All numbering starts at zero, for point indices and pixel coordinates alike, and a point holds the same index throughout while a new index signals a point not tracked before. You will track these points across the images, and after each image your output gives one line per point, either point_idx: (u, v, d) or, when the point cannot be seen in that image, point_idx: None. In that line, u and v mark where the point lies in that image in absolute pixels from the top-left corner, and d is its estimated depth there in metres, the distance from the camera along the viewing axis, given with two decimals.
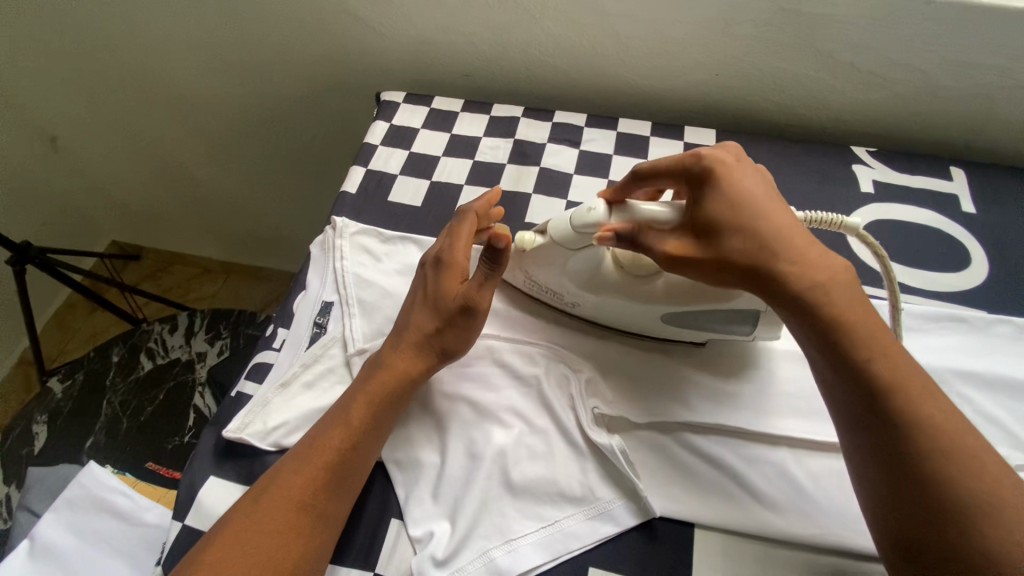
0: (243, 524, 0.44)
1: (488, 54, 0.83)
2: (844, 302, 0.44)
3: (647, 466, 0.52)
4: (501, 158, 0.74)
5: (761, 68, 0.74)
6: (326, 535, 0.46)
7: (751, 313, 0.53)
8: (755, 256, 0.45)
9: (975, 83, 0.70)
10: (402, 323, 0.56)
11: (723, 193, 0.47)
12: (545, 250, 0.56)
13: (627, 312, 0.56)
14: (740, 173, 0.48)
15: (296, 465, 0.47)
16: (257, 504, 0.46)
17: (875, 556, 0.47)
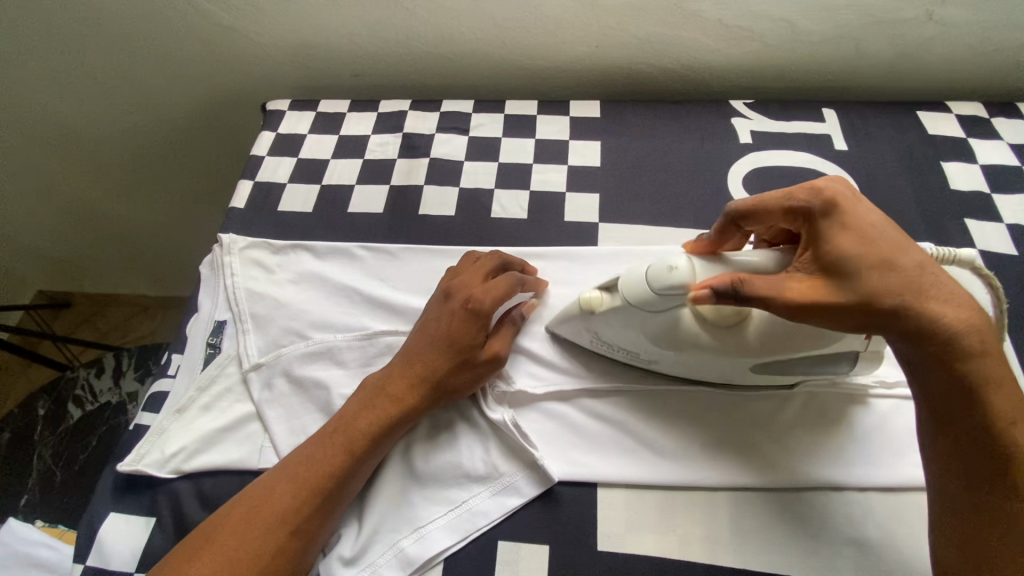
0: (217, 543, 0.43)
1: (369, 51, 0.82)
2: (987, 360, 0.39)
3: (546, 436, 0.53)
4: (391, 154, 0.74)
5: (634, 36, 0.76)
6: (304, 556, 0.45)
7: (848, 354, 0.50)
8: (899, 296, 0.40)
9: (836, 25, 0.72)
10: (411, 351, 0.53)
11: (858, 229, 0.42)
12: (625, 313, 0.50)
13: (709, 366, 0.51)
14: (866, 209, 0.43)
15: (284, 479, 0.46)
16: (232, 523, 0.44)
17: (765, 485, 0.50)
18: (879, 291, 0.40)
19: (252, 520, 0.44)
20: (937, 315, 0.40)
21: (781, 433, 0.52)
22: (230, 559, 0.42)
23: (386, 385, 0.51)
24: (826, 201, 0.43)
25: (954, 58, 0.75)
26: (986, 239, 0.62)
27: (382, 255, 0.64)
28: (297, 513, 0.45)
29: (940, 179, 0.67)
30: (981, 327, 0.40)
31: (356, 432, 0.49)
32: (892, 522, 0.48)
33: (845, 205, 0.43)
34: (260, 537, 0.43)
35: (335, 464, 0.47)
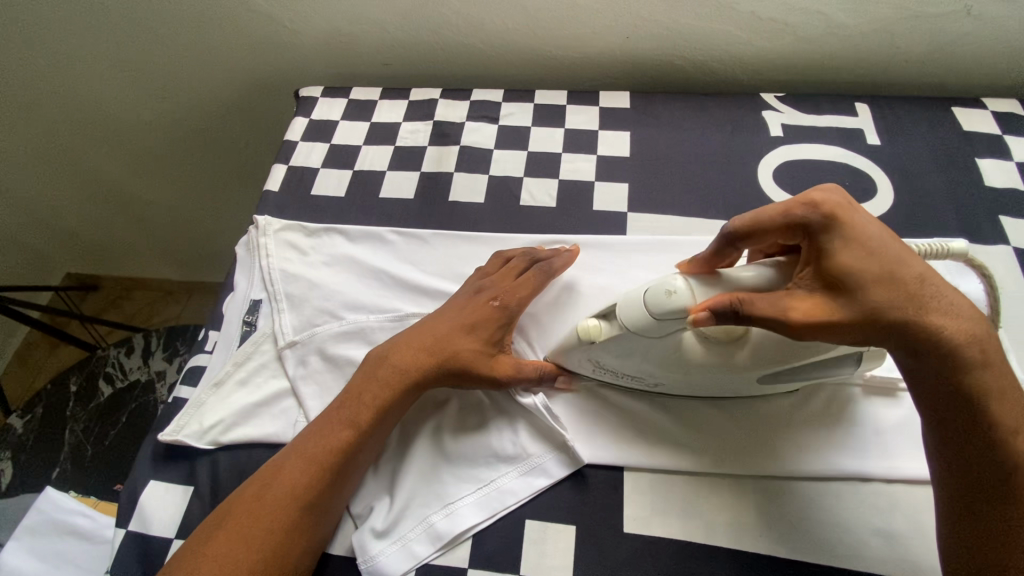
0: (239, 509, 0.45)
1: (401, 40, 0.84)
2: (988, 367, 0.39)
3: (574, 420, 0.54)
4: (421, 141, 0.75)
5: (666, 27, 0.76)
6: (318, 529, 0.47)
7: (850, 355, 0.49)
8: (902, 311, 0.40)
9: (872, 19, 0.72)
10: (432, 334, 0.54)
11: (859, 244, 0.41)
12: (626, 343, 0.49)
13: (717, 382, 0.51)
14: (863, 220, 0.43)
15: (298, 452, 0.48)
16: (253, 492, 0.46)
17: (795, 475, 0.50)
18: (883, 306, 0.40)
19: (269, 490, 0.46)
20: (936, 324, 0.39)
21: (807, 426, 0.52)
22: (246, 528, 0.44)
23: (401, 361, 0.52)
24: (827, 215, 0.42)
25: (991, 55, 0.74)
26: (1021, 237, 0.61)
27: (413, 239, 0.65)
28: (308, 487, 0.46)
29: (974, 175, 0.67)
30: (982, 338, 0.39)
31: (371, 407, 0.49)
32: (920, 516, 0.48)
33: (845, 218, 0.42)
34: (276, 508, 0.45)
35: (348, 438, 0.48)
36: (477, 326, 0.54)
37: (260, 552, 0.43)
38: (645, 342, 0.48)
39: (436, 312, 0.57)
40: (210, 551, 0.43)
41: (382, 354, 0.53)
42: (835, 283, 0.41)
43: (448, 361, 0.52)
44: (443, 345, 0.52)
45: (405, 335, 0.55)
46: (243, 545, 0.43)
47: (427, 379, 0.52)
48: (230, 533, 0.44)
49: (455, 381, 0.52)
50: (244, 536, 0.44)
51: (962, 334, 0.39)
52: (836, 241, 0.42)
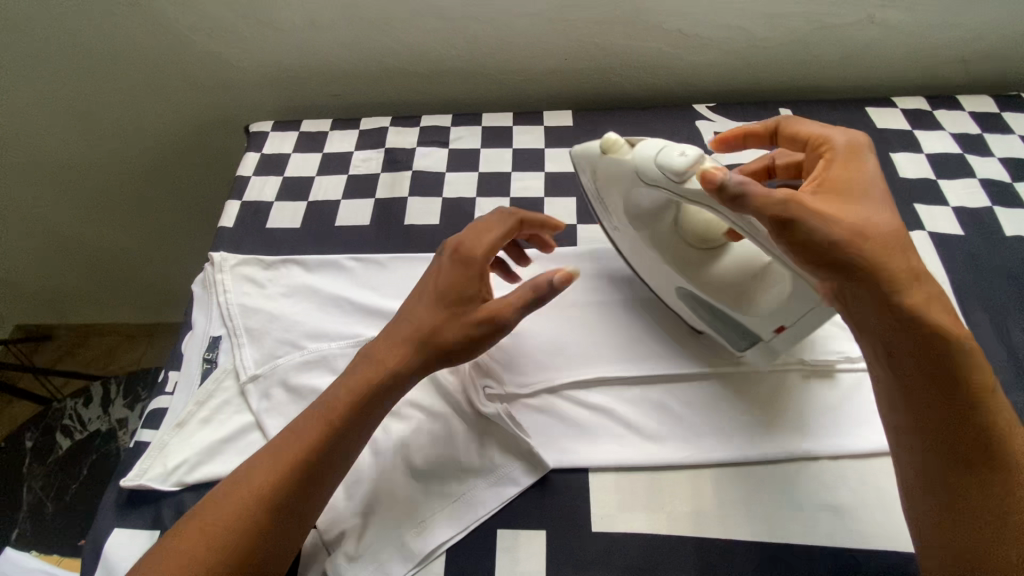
0: (203, 517, 0.44)
1: (349, 72, 0.86)
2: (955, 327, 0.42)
3: (537, 428, 0.55)
4: (374, 168, 0.76)
5: (601, 47, 0.80)
6: (289, 537, 0.45)
7: (752, 337, 0.54)
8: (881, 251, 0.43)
9: (787, 31, 0.78)
10: (409, 319, 0.51)
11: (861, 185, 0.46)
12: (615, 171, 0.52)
13: (647, 257, 0.58)
14: (870, 174, 0.48)
15: (272, 455, 0.46)
16: (222, 495, 0.45)
17: (750, 461, 0.53)
18: (866, 239, 0.43)
19: (236, 492, 0.45)
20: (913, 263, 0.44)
21: (757, 414, 0.55)
22: (212, 535, 0.43)
23: (384, 351, 0.50)
24: (847, 150, 0.49)
25: (896, 58, 0.81)
26: (934, 223, 0.67)
27: (371, 264, 0.67)
28: (278, 492, 0.45)
29: (891, 168, 0.72)
30: (939, 302, 0.44)
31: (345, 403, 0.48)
32: (864, 488, 0.51)
33: (852, 166, 0.48)
34: (242, 512, 0.44)
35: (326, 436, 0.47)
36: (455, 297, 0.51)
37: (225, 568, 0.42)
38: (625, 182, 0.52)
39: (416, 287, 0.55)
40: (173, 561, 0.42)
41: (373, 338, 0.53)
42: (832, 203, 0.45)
43: (429, 345, 0.50)
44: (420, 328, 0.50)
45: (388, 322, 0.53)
46: (202, 552, 0.42)
47: (410, 368, 0.50)
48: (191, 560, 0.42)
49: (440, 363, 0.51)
50: (207, 543, 0.42)
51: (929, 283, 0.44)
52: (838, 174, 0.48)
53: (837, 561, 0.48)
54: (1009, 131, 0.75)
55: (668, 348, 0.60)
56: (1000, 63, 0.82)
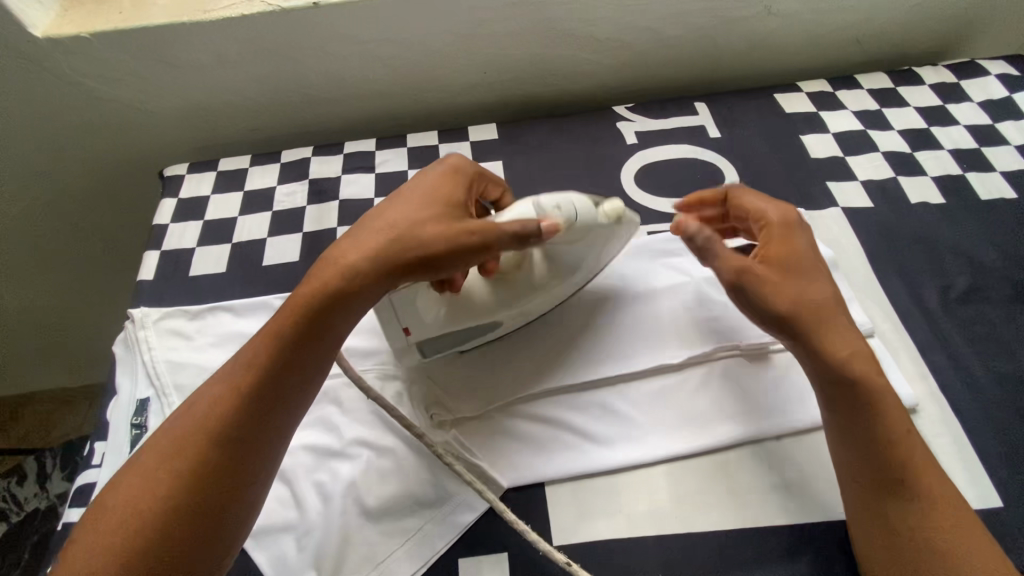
0: (147, 461, 0.44)
1: (265, 105, 0.83)
2: (884, 385, 0.47)
3: (489, 448, 0.55)
4: (299, 202, 0.74)
5: (517, 57, 0.81)
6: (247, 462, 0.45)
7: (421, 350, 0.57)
8: (818, 315, 0.49)
9: (692, 28, 0.80)
10: (381, 224, 0.51)
11: (790, 251, 0.52)
12: (594, 230, 0.55)
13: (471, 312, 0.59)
14: (800, 242, 0.53)
15: (212, 387, 0.47)
16: (162, 436, 0.45)
17: (698, 452, 0.54)
18: (804, 304, 0.49)
19: (176, 429, 0.45)
20: (830, 335, 0.48)
21: (701, 405, 0.57)
22: (161, 469, 0.43)
23: (341, 257, 0.50)
24: (774, 225, 0.54)
25: (797, 44, 0.85)
26: (846, 199, 0.71)
27: None
28: (227, 420, 0.45)
29: (802, 150, 0.76)
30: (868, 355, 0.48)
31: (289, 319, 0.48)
32: (806, 463, 0.53)
33: (782, 235, 0.53)
34: (186, 441, 0.44)
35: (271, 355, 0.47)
36: (436, 200, 0.53)
37: (168, 494, 0.42)
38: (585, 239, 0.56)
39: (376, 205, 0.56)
40: (121, 504, 0.42)
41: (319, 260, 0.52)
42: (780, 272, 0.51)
43: (400, 247, 0.49)
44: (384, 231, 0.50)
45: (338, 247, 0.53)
46: (155, 487, 0.42)
47: (378, 270, 0.49)
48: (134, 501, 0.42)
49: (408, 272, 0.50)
50: (156, 477, 0.43)
51: (853, 345, 0.48)
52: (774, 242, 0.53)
53: (789, 540, 0.50)
54: (904, 104, 0.80)
55: (610, 349, 0.60)
56: (889, 41, 0.88)
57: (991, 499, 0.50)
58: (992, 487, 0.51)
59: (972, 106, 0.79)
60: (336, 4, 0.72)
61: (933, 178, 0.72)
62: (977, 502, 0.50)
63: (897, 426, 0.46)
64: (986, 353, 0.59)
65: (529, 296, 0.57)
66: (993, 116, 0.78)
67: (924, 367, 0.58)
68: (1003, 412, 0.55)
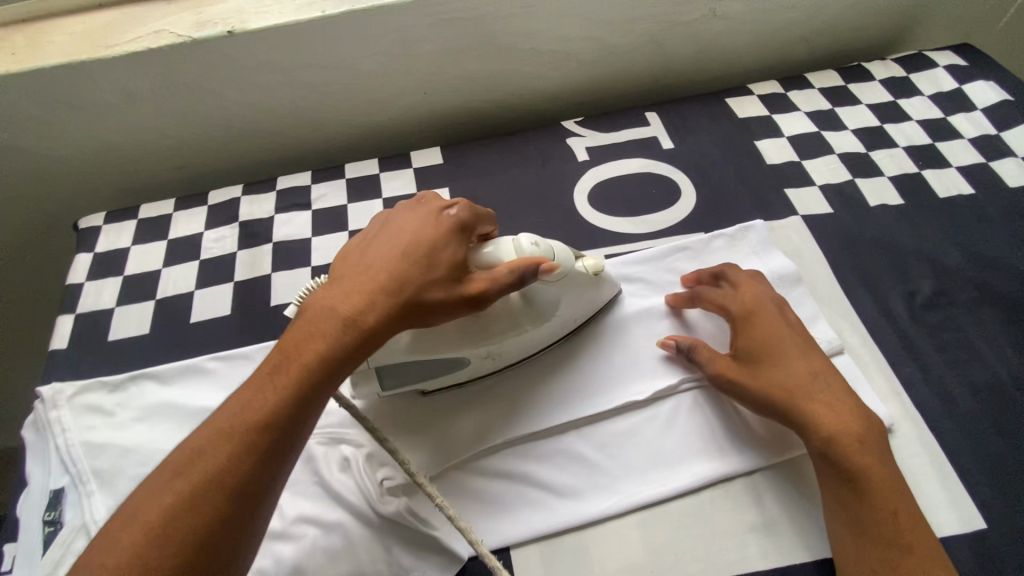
0: (139, 515, 0.37)
1: (187, 142, 0.77)
2: (870, 461, 0.47)
3: (451, 514, 0.51)
4: (230, 248, 0.68)
5: (456, 76, 0.76)
6: (250, 536, 0.39)
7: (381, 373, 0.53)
8: (788, 397, 0.50)
9: (637, 35, 0.77)
10: (399, 250, 0.47)
11: (759, 334, 0.54)
12: (572, 280, 0.55)
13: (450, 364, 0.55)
14: (773, 324, 0.54)
15: (218, 427, 0.40)
16: (156, 487, 0.38)
17: (669, 498, 0.51)
18: (774, 390, 0.51)
19: (178, 481, 0.38)
20: (813, 416, 0.49)
21: (669, 445, 0.54)
22: (161, 527, 0.37)
23: (359, 285, 0.45)
24: (745, 310, 0.55)
25: (745, 45, 0.83)
26: (805, 206, 0.68)
27: (237, 362, 0.59)
28: (239, 469, 0.39)
29: (757, 157, 0.73)
30: (855, 431, 0.48)
31: (307, 361, 0.43)
32: (781, 498, 0.51)
33: (755, 316, 0.55)
34: (191, 499, 0.38)
35: (288, 406, 0.41)
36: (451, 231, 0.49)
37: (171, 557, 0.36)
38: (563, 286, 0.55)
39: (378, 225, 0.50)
40: (109, 567, 0.35)
41: (325, 285, 0.47)
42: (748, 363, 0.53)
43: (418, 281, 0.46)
44: (409, 269, 0.46)
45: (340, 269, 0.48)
46: (158, 541, 0.36)
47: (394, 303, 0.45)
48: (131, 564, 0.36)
49: (423, 320, 0.46)
50: (159, 534, 0.36)
51: (834, 420, 0.49)
52: (742, 330, 0.55)
53: None
54: (856, 102, 0.78)
55: (586, 382, 0.57)
56: (837, 37, 0.86)
57: (973, 521, 0.49)
58: (972, 508, 0.49)
59: (923, 100, 0.78)
60: (253, 31, 0.66)
61: (890, 178, 0.70)
62: (960, 525, 0.48)
63: (885, 505, 0.45)
64: (957, 362, 0.57)
65: (501, 335, 0.53)
66: (943, 109, 0.77)
67: (894, 382, 0.56)
68: (977, 425, 0.53)
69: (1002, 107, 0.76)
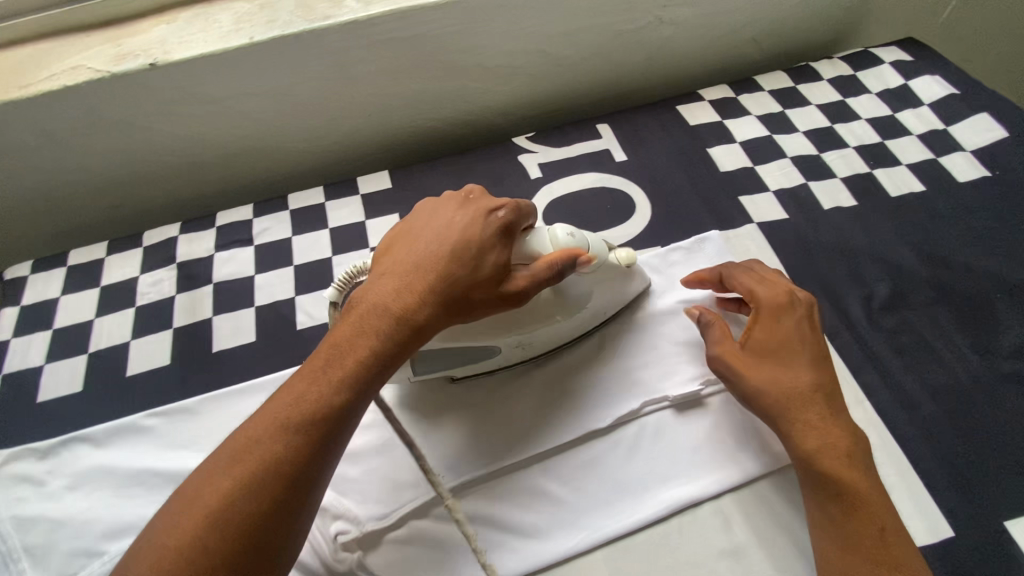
0: (200, 497, 0.37)
1: (119, 180, 0.73)
2: (857, 476, 0.46)
3: (412, 565, 0.48)
4: (168, 291, 0.65)
5: (401, 96, 0.74)
6: (299, 527, 0.39)
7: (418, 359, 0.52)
8: (787, 401, 0.49)
9: (583, 46, 0.75)
10: (447, 241, 0.47)
11: (778, 332, 0.51)
12: (605, 270, 0.55)
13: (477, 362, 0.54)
14: (790, 324, 0.52)
15: (274, 415, 0.40)
16: (215, 470, 0.38)
17: (637, 528, 0.49)
18: (775, 391, 0.49)
19: (235, 468, 0.38)
20: (805, 424, 0.48)
21: (635, 472, 0.52)
22: (218, 512, 0.36)
23: (409, 277, 0.46)
24: (769, 305, 0.53)
25: (694, 50, 0.82)
26: (760, 213, 0.68)
27: (178, 416, 0.55)
28: (295, 456, 0.39)
29: (711, 164, 0.72)
30: (845, 446, 0.47)
31: (357, 356, 0.43)
32: (750, 520, 0.50)
33: (773, 314, 0.52)
34: (252, 483, 0.37)
35: (343, 399, 0.41)
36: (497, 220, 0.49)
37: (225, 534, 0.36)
38: (596, 277, 0.54)
39: (421, 218, 0.51)
40: (170, 547, 0.35)
41: (375, 278, 0.47)
42: (755, 360, 0.51)
43: (467, 269, 0.46)
44: (457, 265, 0.46)
45: (388, 260, 0.48)
46: (214, 518, 0.36)
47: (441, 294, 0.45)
48: (188, 538, 0.35)
49: (465, 316, 0.47)
50: (219, 512, 0.36)
51: (827, 430, 0.47)
52: (759, 323, 0.52)
53: None
54: (805, 103, 0.78)
55: (574, 399, 0.56)
56: (784, 38, 0.86)
57: (941, 529, 0.48)
58: (940, 516, 0.49)
59: (871, 98, 0.78)
60: (177, 62, 0.63)
61: (842, 179, 0.70)
62: (928, 535, 0.48)
63: (871, 519, 0.44)
64: (917, 365, 0.57)
65: (532, 327, 0.52)
66: (891, 106, 0.77)
67: (856, 391, 0.55)
68: (940, 428, 0.53)
69: (947, 101, 0.76)
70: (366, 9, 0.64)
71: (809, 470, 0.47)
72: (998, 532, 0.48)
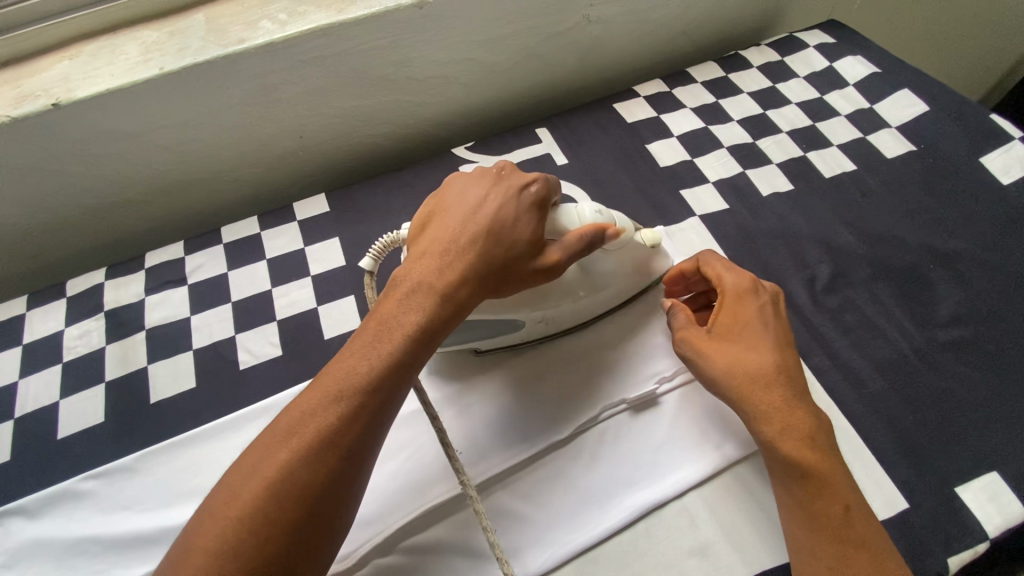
0: (259, 465, 0.37)
1: (36, 227, 0.68)
2: (821, 457, 0.45)
3: None
4: (97, 342, 0.61)
5: (331, 115, 0.71)
6: (352, 500, 0.38)
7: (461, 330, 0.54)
8: (748, 386, 0.48)
9: (514, 51, 0.75)
10: (483, 213, 0.47)
11: (741, 318, 0.52)
12: (630, 250, 0.56)
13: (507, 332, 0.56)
14: (750, 310, 0.52)
15: (325, 386, 0.40)
16: (269, 443, 0.37)
17: (604, 538, 0.49)
18: (736, 377, 0.49)
19: (294, 438, 0.37)
20: (766, 406, 0.47)
21: (602, 480, 0.51)
22: (278, 480, 0.36)
23: (451, 248, 0.46)
24: (731, 292, 0.53)
25: (626, 47, 0.82)
26: (702, 205, 0.68)
27: (116, 475, 0.52)
28: (348, 428, 0.38)
29: (651, 160, 0.72)
30: (807, 428, 0.46)
31: (405, 326, 0.42)
32: (714, 515, 0.50)
33: (733, 303, 0.52)
34: (310, 455, 0.37)
35: (396, 371, 0.41)
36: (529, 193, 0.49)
37: (285, 503, 0.35)
38: (621, 256, 0.56)
39: (452, 191, 0.50)
40: (231, 518, 0.35)
41: (416, 252, 0.47)
42: (718, 346, 0.51)
43: (505, 241, 0.47)
44: (495, 236, 0.47)
45: (426, 233, 0.48)
46: (272, 488, 0.35)
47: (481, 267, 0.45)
48: (248, 506, 0.35)
49: (502, 286, 0.48)
50: (279, 481, 0.36)
51: (790, 412, 0.47)
52: (722, 311, 0.52)
53: None
54: (737, 92, 0.79)
55: (547, 409, 0.55)
56: (713, 28, 0.87)
57: (897, 502, 0.49)
58: (894, 489, 0.49)
59: (800, 82, 0.80)
60: (84, 99, 0.59)
61: (778, 164, 0.71)
62: (885, 510, 0.48)
63: (833, 501, 0.44)
64: (862, 342, 0.58)
65: (557, 301, 0.54)
66: (818, 89, 0.79)
67: (808, 375, 0.56)
68: (889, 402, 0.54)
69: (870, 80, 0.78)
70: (283, 30, 0.62)
71: (773, 452, 0.47)
72: (951, 499, 0.49)
